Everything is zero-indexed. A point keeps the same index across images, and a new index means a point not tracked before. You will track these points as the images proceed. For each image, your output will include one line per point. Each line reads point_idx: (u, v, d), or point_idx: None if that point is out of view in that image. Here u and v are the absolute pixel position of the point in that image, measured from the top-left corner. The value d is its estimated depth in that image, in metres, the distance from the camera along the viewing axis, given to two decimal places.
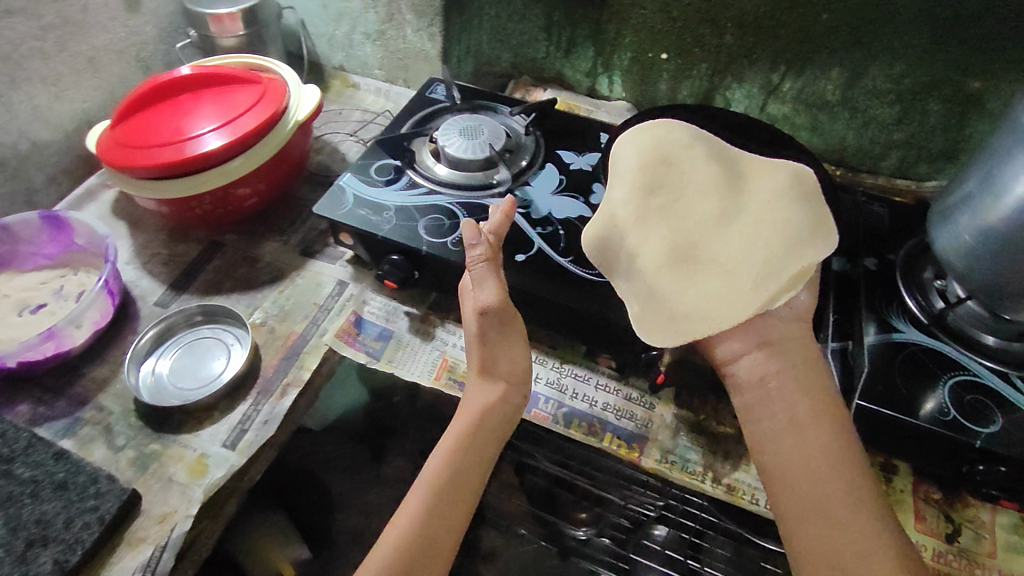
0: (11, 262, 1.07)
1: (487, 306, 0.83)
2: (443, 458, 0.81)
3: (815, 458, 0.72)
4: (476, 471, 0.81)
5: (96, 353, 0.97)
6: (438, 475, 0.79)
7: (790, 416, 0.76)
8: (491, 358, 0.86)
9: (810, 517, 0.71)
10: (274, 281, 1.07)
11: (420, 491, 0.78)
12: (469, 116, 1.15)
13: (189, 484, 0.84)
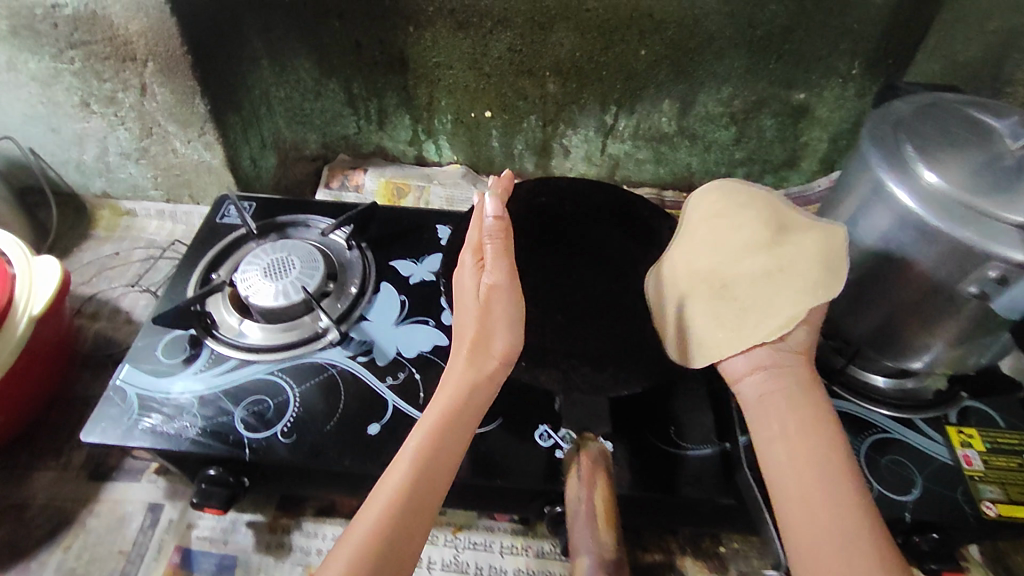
0: None
1: (492, 285, 0.71)
2: (388, 491, 0.61)
3: (818, 459, 0.59)
4: (429, 506, 0.61)
5: None
6: (381, 512, 0.60)
7: (807, 398, 0.64)
8: (487, 333, 0.70)
9: (812, 515, 0.57)
10: (54, 534, 0.79)
11: (361, 530, 0.59)
12: (274, 246, 0.93)
13: None
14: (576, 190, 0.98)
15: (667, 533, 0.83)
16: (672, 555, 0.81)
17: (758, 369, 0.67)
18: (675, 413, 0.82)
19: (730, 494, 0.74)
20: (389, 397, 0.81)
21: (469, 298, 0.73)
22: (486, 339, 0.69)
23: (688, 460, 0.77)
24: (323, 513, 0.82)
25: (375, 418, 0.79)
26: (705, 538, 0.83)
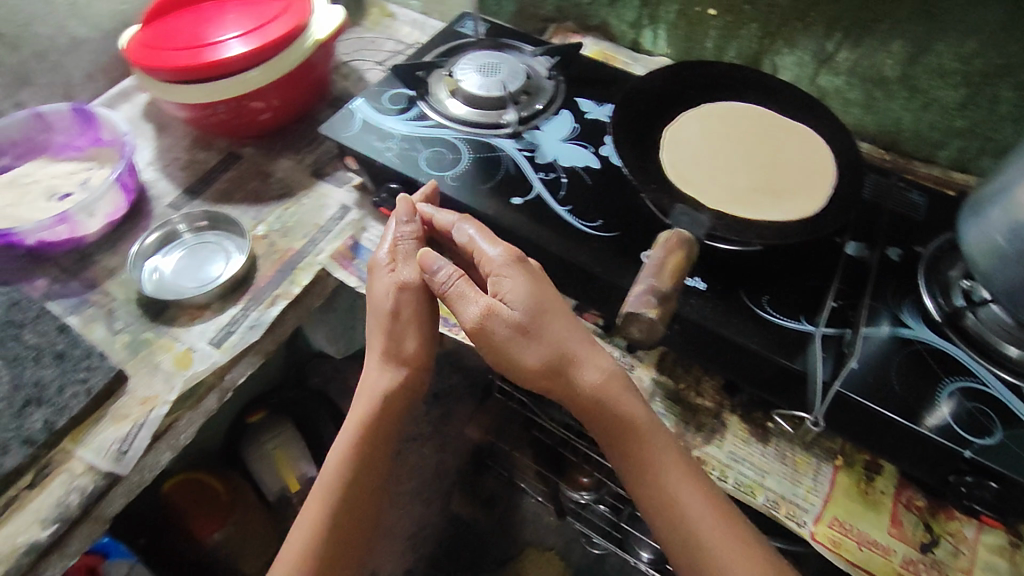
0: (43, 149, 1.13)
1: (395, 297, 0.86)
2: (340, 452, 0.87)
3: (639, 448, 0.76)
4: (367, 448, 0.87)
5: (108, 243, 1.02)
6: (331, 474, 0.86)
7: (622, 401, 0.77)
8: (400, 334, 0.86)
9: (648, 493, 0.76)
10: (281, 197, 1.08)
11: (325, 482, 0.86)
12: (490, 53, 1.11)
13: (173, 372, 0.86)
14: (768, 86, 1.03)
15: (725, 391, 0.88)
16: (721, 407, 0.87)
17: (592, 389, 0.77)
18: (772, 283, 0.86)
19: (797, 361, 0.78)
20: (535, 184, 0.94)
21: (380, 309, 0.87)
22: (399, 342, 0.86)
23: (767, 321, 0.82)
24: None
25: (521, 194, 0.94)
26: (758, 410, 0.87)
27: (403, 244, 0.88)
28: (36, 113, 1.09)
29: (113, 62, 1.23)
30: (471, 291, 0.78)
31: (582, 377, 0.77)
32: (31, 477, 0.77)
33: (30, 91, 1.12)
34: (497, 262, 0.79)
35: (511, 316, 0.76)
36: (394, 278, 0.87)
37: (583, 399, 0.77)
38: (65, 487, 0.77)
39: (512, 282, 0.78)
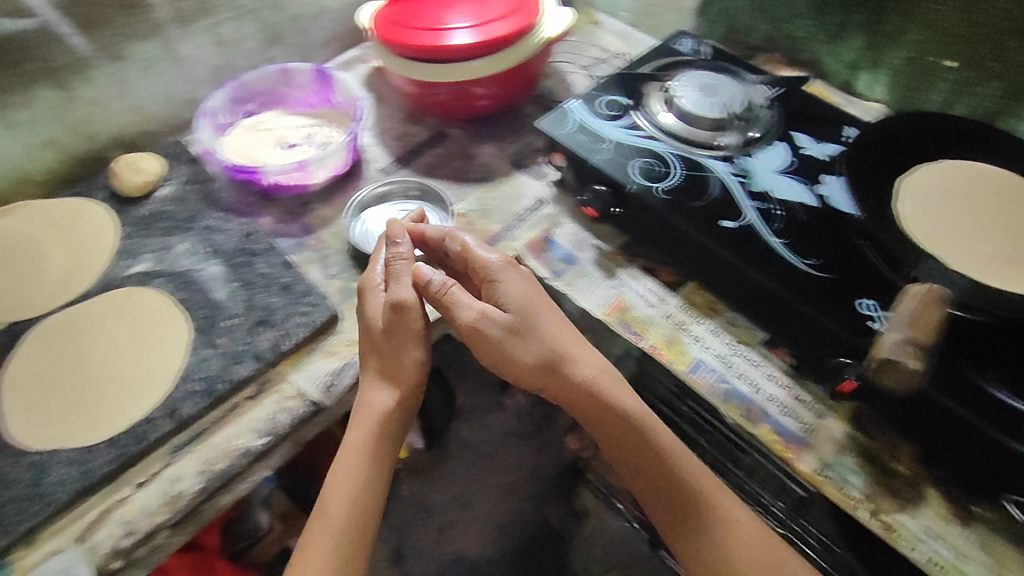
0: (281, 101, 1.22)
1: (406, 311, 0.85)
2: (348, 458, 0.84)
3: (638, 446, 0.80)
4: (381, 448, 0.85)
5: (326, 196, 1.10)
6: (348, 478, 0.83)
7: (605, 384, 0.82)
8: (399, 346, 0.85)
9: (667, 489, 0.80)
10: (481, 180, 1.13)
11: (344, 487, 0.83)
12: (709, 73, 1.10)
13: None
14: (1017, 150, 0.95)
15: (923, 461, 0.82)
16: (918, 477, 0.81)
17: (590, 381, 0.82)
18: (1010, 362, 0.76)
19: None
20: (747, 210, 0.93)
21: (373, 329, 0.86)
22: (398, 355, 0.85)
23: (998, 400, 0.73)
24: (647, 271, 1.02)
25: (731, 215, 0.93)
26: (960, 490, 0.80)
27: (395, 264, 0.88)
28: (283, 68, 1.18)
29: (345, 32, 1.30)
30: (469, 301, 0.84)
31: (573, 369, 0.82)
32: (252, 389, 0.86)
33: (278, 48, 1.21)
34: (494, 270, 0.86)
35: (500, 317, 0.83)
36: (393, 296, 0.86)
37: (593, 410, 0.82)
38: (277, 406, 0.84)
39: (508, 285, 0.85)
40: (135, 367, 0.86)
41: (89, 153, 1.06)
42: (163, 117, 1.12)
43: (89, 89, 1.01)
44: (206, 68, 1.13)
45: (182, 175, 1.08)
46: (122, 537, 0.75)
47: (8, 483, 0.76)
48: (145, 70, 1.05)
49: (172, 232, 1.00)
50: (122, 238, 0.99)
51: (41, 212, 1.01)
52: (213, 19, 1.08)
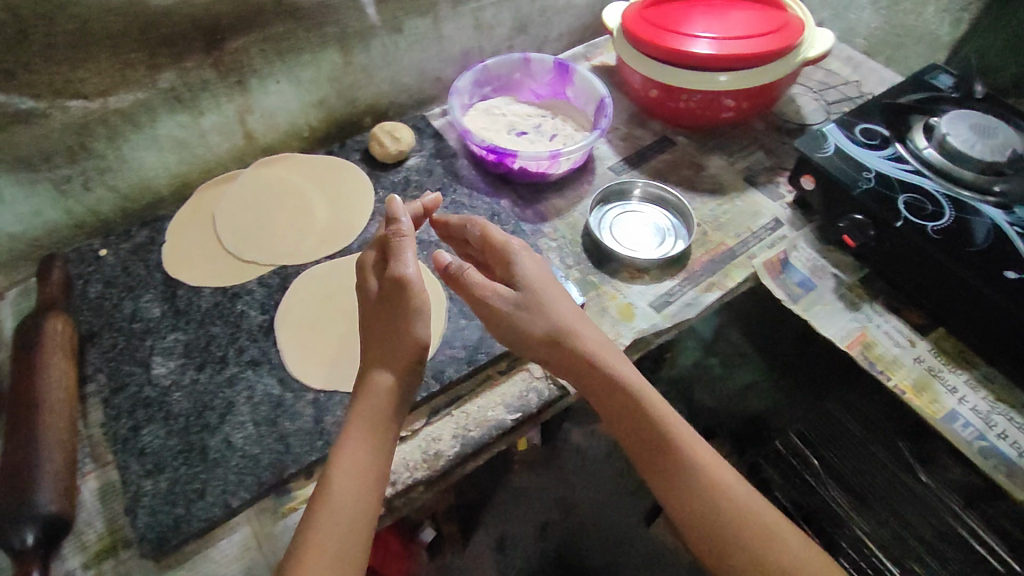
0: (514, 88, 1.23)
1: (405, 280, 0.73)
2: (364, 441, 0.70)
3: (613, 395, 0.75)
4: (386, 433, 0.71)
5: (558, 187, 1.12)
6: (361, 466, 0.68)
7: (578, 330, 0.78)
8: (408, 322, 0.73)
9: (654, 454, 0.74)
10: (712, 192, 1.12)
11: (349, 472, 0.68)
12: (983, 114, 1.03)
13: (619, 320, 0.95)
14: None
15: None
16: None
17: (591, 351, 0.77)
18: None
19: None
20: None
21: (375, 301, 0.77)
22: (411, 329, 0.73)
23: None
24: (891, 309, 0.98)
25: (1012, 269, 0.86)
26: None
27: (398, 239, 0.78)
28: (526, 57, 1.18)
29: (580, 27, 1.29)
30: (481, 280, 0.79)
31: (579, 337, 0.77)
32: (504, 364, 0.91)
33: (523, 37, 1.21)
34: (500, 248, 0.83)
35: (512, 297, 0.78)
36: (392, 264, 0.76)
37: (562, 348, 0.77)
38: (526, 384, 0.89)
39: (527, 263, 0.82)
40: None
41: (347, 116, 1.10)
42: (413, 90, 1.15)
43: (365, 57, 1.03)
44: (459, 48, 1.14)
45: (428, 149, 1.12)
46: (386, 485, 0.80)
47: (291, 418, 0.81)
48: (411, 45, 1.07)
49: (423, 203, 1.04)
50: (376, 201, 1.04)
51: (302, 166, 1.07)
52: (479, 3, 1.09)
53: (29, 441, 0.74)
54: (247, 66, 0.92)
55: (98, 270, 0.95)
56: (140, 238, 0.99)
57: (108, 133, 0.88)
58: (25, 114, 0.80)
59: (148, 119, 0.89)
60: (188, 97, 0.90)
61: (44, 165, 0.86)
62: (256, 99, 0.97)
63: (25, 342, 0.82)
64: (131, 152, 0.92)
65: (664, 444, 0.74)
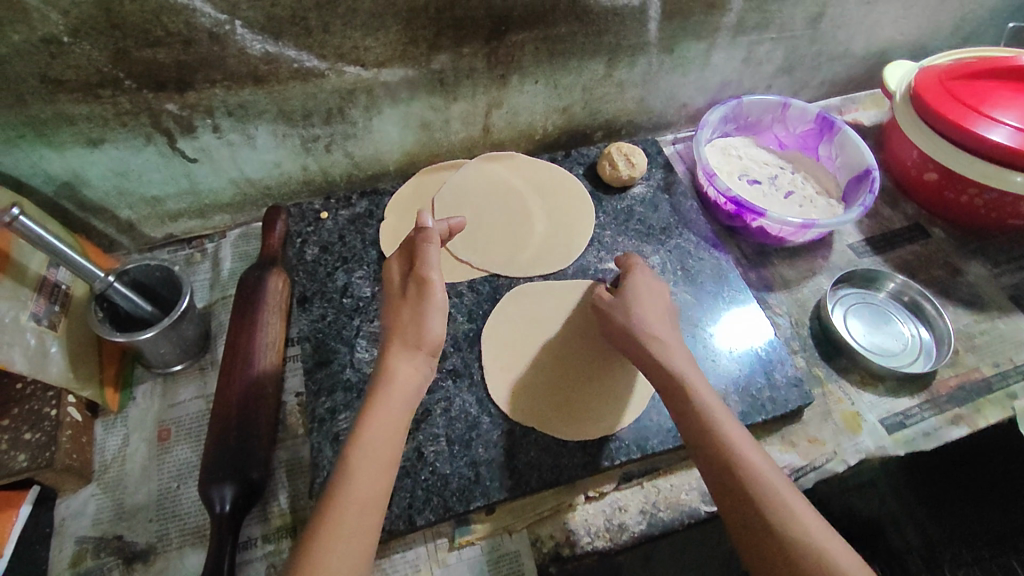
0: (757, 131, 1.12)
1: (429, 292, 0.71)
2: (387, 422, 0.64)
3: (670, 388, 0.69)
4: (403, 419, 0.66)
5: (789, 255, 1.01)
6: (387, 435, 0.63)
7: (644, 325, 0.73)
8: (423, 317, 0.70)
9: (699, 446, 0.65)
10: (970, 305, 0.98)
11: (378, 445, 0.62)
12: None
13: (843, 430, 0.84)
14: None
15: None
16: None
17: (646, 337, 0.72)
18: None
19: None
20: None
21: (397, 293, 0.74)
22: (424, 324, 0.70)
23: None
24: None
25: None
26: None
27: (426, 237, 0.76)
28: (786, 102, 1.08)
29: (845, 79, 1.16)
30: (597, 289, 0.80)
31: (640, 330, 0.73)
32: None
33: (783, 78, 1.10)
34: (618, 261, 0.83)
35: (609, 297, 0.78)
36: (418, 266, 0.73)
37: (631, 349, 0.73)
38: None
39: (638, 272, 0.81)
40: (604, 371, 0.81)
41: (583, 126, 1.03)
42: (655, 113, 1.06)
43: (626, 73, 0.96)
44: (718, 79, 1.04)
45: (657, 180, 1.03)
46: (564, 544, 0.75)
47: (484, 446, 0.76)
48: (675, 67, 0.99)
49: (646, 240, 0.96)
50: (596, 225, 0.97)
51: (527, 167, 1.01)
52: (759, 36, 0.99)
53: (243, 402, 0.73)
54: (516, 61, 0.87)
55: (316, 232, 0.93)
56: (359, 207, 0.96)
57: (368, 103, 0.85)
58: (306, 72, 0.78)
59: (408, 96, 0.86)
60: (451, 82, 0.86)
61: (302, 122, 0.84)
62: (508, 95, 0.92)
63: (248, 297, 0.82)
64: (379, 124, 0.89)
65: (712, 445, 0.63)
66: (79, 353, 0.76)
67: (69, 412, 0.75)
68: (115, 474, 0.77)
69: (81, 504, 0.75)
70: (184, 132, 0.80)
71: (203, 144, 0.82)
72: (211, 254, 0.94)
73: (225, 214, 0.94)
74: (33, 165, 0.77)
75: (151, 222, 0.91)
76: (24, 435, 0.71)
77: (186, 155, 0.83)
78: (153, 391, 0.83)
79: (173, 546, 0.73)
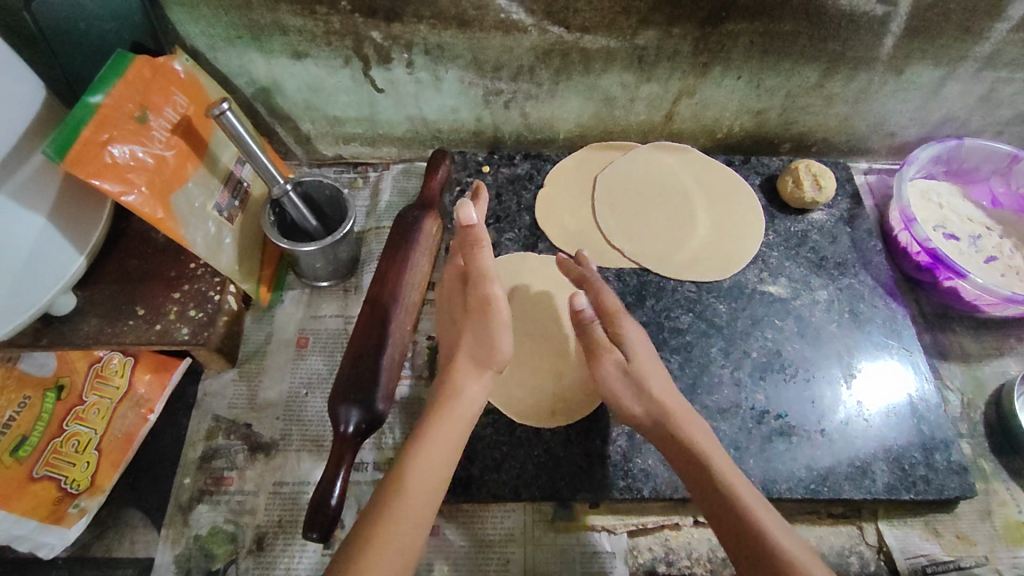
0: (968, 180, 0.99)
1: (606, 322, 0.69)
2: (447, 433, 0.64)
3: (696, 475, 0.61)
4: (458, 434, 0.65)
5: (976, 325, 0.89)
6: (433, 475, 0.61)
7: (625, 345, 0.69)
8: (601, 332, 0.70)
9: (728, 534, 0.58)
10: None
11: (421, 497, 0.60)
12: None
13: (1002, 537, 0.74)
14: None
15: None
16: None
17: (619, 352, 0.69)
18: None
19: None
20: None
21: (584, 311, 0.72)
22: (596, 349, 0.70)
23: None
24: None
25: None
26: None
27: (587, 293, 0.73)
28: (1016, 155, 0.93)
29: None
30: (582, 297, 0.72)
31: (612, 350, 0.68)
32: (840, 509, 0.75)
33: (1021, 128, 0.95)
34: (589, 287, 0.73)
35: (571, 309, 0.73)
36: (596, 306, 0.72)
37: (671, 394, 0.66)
38: (851, 543, 0.73)
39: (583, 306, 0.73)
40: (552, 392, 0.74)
41: (771, 136, 0.96)
42: (855, 137, 0.96)
43: (839, 87, 0.87)
44: (941, 115, 0.93)
45: (841, 209, 0.94)
46: (661, 561, 0.71)
47: (603, 440, 0.72)
48: (895, 91, 0.88)
49: (816, 272, 0.87)
50: (764, 243, 0.90)
51: (700, 167, 0.95)
52: (1010, 74, 0.86)
53: (382, 336, 0.75)
54: (725, 52, 0.82)
55: (476, 184, 0.93)
56: (521, 168, 0.95)
57: (560, 67, 0.84)
58: (511, 23, 0.78)
59: (601, 67, 0.83)
60: (650, 60, 0.83)
61: (490, 74, 0.85)
62: (704, 86, 0.87)
63: (403, 233, 0.83)
64: (564, 90, 0.87)
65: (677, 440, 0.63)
66: (245, 249, 0.82)
67: (227, 300, 0.79)
68: (254, 365, 0.81)
69: (222, 386, 0.79)
70: (379, 61, 0.83)
71: (393, 77, 0.85)
72: (373, 182, 0.97)
73: (393, 147, 0.97)
74: (242, 66, 0.83)
75: (327, 140, 0.96)
76: (190, 311, 0.76)
77: (375, 84, 0.86)
78: (299, 299, 0.87)
79: (293, 448, 0.75)
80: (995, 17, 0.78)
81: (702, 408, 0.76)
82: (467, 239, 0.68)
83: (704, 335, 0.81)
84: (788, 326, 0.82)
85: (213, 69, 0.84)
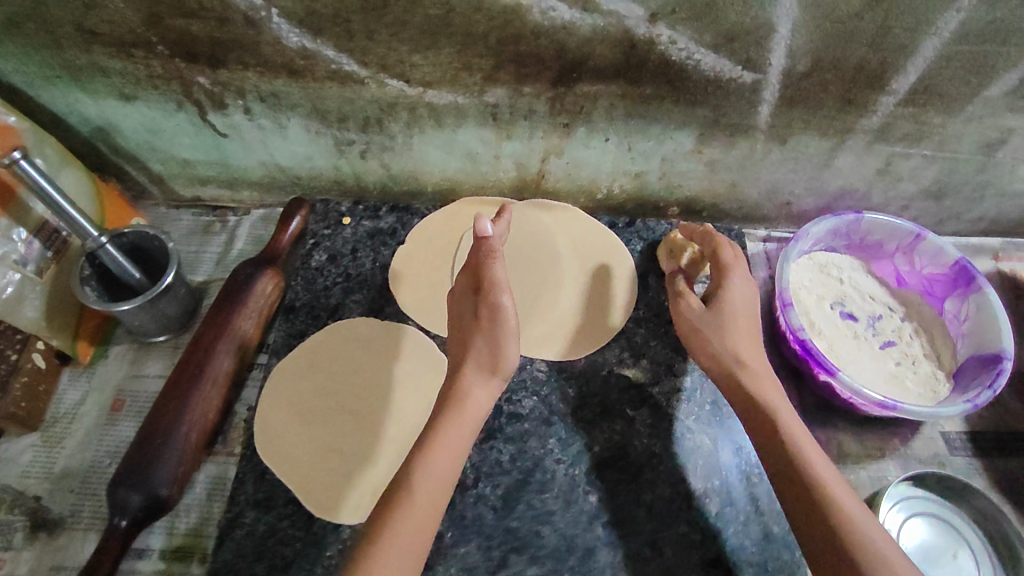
0: (873, 255, 0.91)
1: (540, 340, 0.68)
2: (458, 435, 0.63)
3: (792, 476, 0.61)
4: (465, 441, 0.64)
5: (857, 420, 0.82)
6: (438, 482, 0.60)
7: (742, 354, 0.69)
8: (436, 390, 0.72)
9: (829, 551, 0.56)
10: None
11: (427, 500, 0.59)
12: None
13: None
14: None
15: None
16: None
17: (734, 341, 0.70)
18: None
19: None
20: None
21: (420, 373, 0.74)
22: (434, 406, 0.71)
23: None
24: None
25: None
26: None
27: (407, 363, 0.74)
28: (920, 235, 0.86)
29: (1007, 221, 0.92)
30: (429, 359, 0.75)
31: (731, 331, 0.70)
32: None
33: (927, 203, 0.88)
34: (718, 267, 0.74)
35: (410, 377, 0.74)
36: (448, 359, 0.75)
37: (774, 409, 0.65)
38: None
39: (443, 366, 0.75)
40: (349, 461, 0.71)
41: (655, 198, 0.89)
42: (747, 204, 0.89)
43: (719, 152, 0.79)
44: (838, 186, 0.85)
45: None
46: None
47: None
48: (784, 160, 0.80)
49: (682, 354, 0.81)
50: (632, 319, 0.83)
51: (577, 229, 0.88)
52: (907, 149, 0.78)
53: (179, 413, 0.69)
54: (586, 113, 0.73)
55: (333, 237, 0.87)
56: (385, 222, 0.88)
57: (410, 120, 0.75)
58: (345, 75, 0.69)
59: (454, 123, 0.75)
60: (505, 118, 0.74)
61: (337, 124, 0.76)
62: (572, 146, 0.79)
63: (232, 293, 0.76)
64: (420, 144, 0.79)
65: (780, 453, 0.62)
66: (58, 302, 0.76)
67: (31, 359, 0.75)
68: (60, 430, 0.76)
69: (18, 451, 0.74)
70: (215, 107, 0.75)
71: (234, 122, 0.77)
72: (229, 228, 0.91)
73: (252, 191, 0.90)
74: (70, 106, 0.76)
75: (180, 181, 0.89)
76: None
77: (217, 128, 0.78)
78: (125, 355, 0.82)
79: (80, 527, 0.70)
80: (881, 90, 0.69)
81: (526, 508, 0.70)
82: (478, 250, 0.68)
83: (544, 423, 0.75)
84: (640, 416, 0.76)
85: (34, 106, 0.77)
